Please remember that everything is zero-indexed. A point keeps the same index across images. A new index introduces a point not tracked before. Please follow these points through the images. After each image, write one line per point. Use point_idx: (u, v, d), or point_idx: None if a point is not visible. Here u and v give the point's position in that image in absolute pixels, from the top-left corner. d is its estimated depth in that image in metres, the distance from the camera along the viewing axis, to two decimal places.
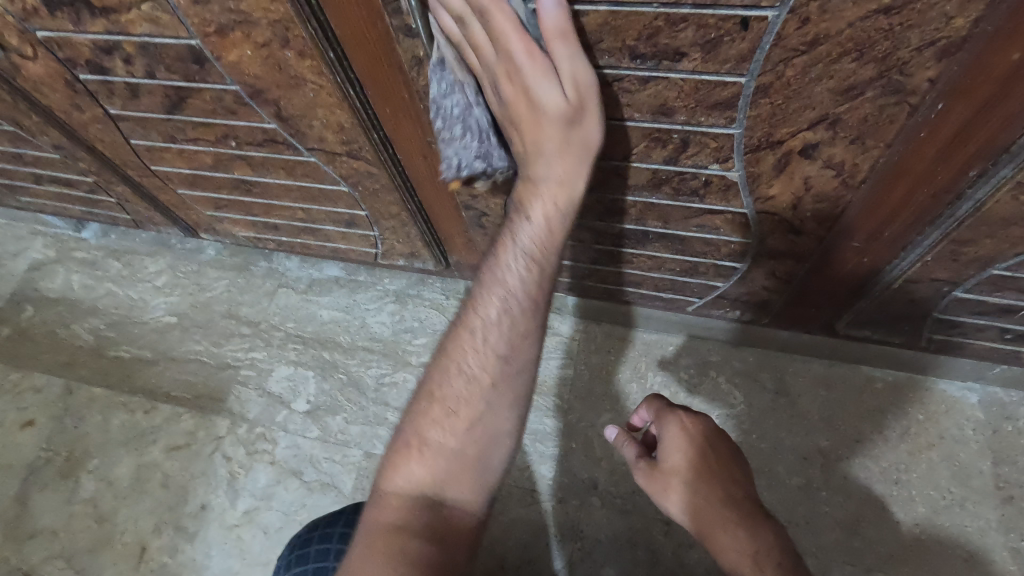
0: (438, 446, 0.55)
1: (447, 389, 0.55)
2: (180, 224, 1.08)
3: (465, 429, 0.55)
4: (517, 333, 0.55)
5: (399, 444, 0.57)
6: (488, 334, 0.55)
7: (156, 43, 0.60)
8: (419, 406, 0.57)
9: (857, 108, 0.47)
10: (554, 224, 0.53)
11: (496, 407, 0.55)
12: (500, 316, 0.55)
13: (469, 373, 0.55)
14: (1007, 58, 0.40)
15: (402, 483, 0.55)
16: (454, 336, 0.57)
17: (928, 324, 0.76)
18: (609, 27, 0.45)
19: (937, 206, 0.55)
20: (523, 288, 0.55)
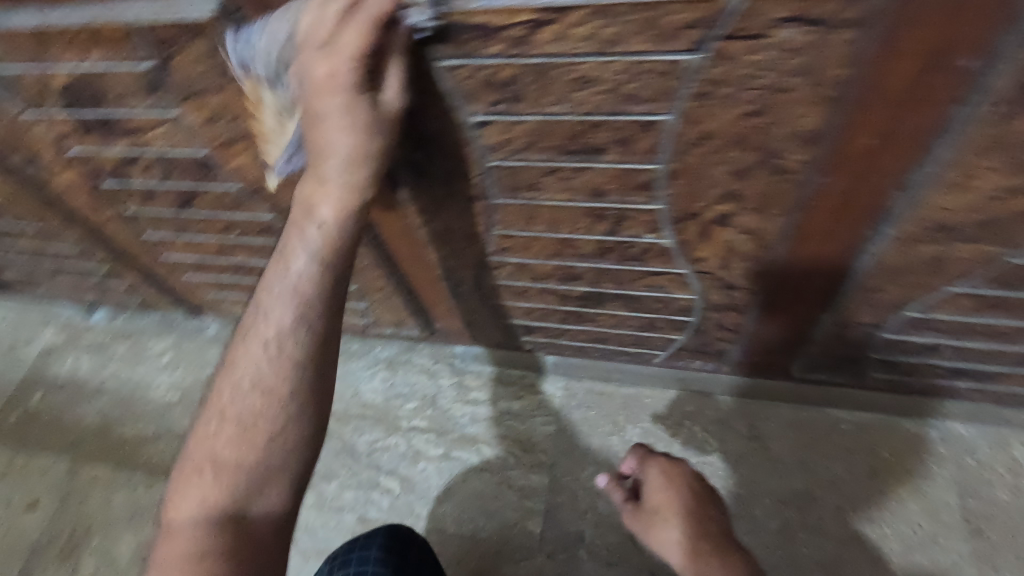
0: (229, 462, 0.52)
1: (230, 399, 0.54)
2: (185, 305, 1.16)
3: (255, 442, 0.52)
4: (311, 335, 0.53)
5: (187, 471, 0.54)
6: (275, 339, 0.53)
7: (171, 155, 0.71)
8: (203, 427, 0.54)
9: (752, 186, 0.56)
10: (344, 198, 0.51)
11: (295, 413, 0.53)
12: (283, 320, 0.53)
13: (253, 382, 0.53)
14: (861, 142, 0.50)
15: (191, 505, 0.52)
16: (240, 348, 0.55)
17: (870, 365, 0.83)
18: (542, 131, 0.55)
19: (846, 260, 0.64)
20: (307, 286, 0.53)
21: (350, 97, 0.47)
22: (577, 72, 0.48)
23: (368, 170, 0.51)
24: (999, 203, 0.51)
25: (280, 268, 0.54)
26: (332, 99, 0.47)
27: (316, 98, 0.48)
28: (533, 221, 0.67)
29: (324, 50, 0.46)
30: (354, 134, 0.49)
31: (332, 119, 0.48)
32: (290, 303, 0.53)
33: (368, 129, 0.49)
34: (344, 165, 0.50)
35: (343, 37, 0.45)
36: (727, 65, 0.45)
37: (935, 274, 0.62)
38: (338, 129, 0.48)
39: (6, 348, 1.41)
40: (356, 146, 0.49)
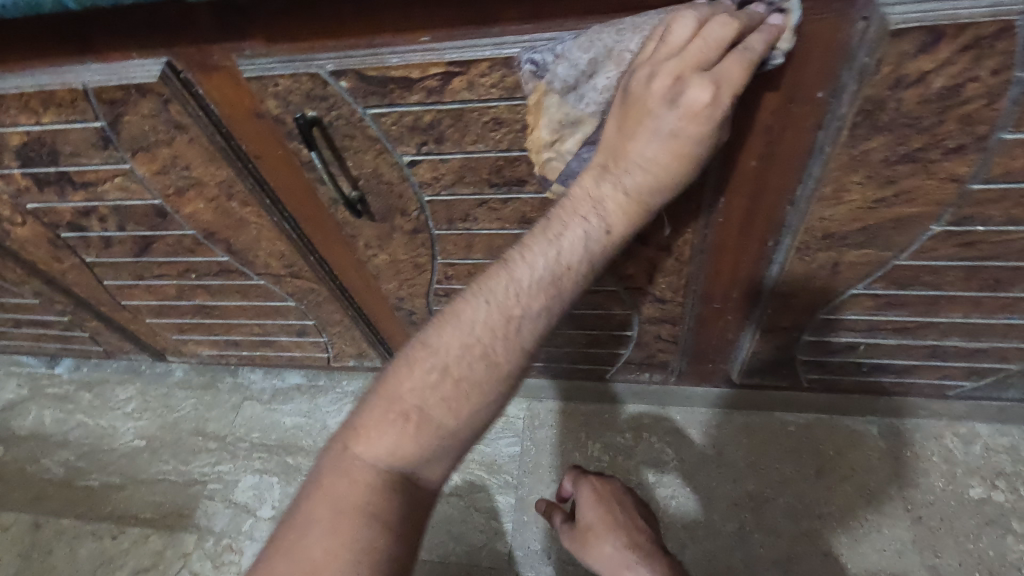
0: (431, 420, 0.48)
1: (437, 351, 0.49)
2: (149, 350, 1.18)
3: (467, 406, 0.48)
4: (536, 321, 0.48)
5: (374, 404, 0.50)
6: (510, 307, 0.48)
7: (126, 205, 0.74)
8: (419, 365, 0.49)
9: (660, 208, 0.62)
10: (622, 211, 0.47)
11: (495, 396, 0.49)
12: (530, 285, 0.48)
13: (475, 343, 0.48)
14: (748, 164, 0.57)
15: (378, 446, 0.49)
16: (462, 302, 0.50)
17: (800, 367, 0.88)
18: (467, 167, 0.60)
19: (758, 269, 0.70)
20: (569, 256, 0.47)
21: (699, 114, 0.43)
22: (489, 115, 0.54)
23: (662, 186, 0.47)
24: (872, 212, 0.58)
25: (556, 223, 0.48)
26: (659, 109, 0.43)
27: (656, 113, 0.43)
28: (471, 249, 0.72)
29: (675, 61, 0.42)
30: (672, 149, 0.44)
31: (655, 137, 0.44)
32: (548, 261, 0.48)
33: (688, 144, 0.44)
34: (642, 179, 0.46)
35: (722, 62, 0.42)
36: None
37: (834, 277, 0.68)
38: (654, 140, 0.44)
39: None
40: (669, 156, 0.45)
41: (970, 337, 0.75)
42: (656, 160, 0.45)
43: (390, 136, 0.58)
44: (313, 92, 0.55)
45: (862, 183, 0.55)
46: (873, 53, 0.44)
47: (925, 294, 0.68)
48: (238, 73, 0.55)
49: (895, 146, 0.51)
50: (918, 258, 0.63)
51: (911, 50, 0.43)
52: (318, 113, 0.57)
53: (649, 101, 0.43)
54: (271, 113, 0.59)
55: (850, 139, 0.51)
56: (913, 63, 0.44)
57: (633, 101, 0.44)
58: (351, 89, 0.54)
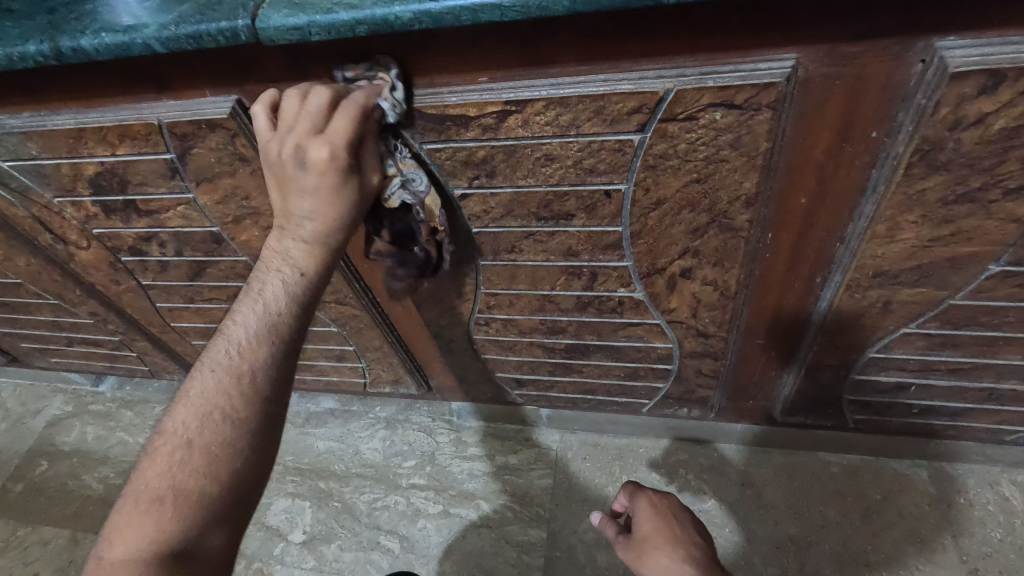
0: (182, 491, 0.46)
1: (178, 427, 0.48)
2: (191, 371, 1.21)
3: (213, 466, 0.47)
4: (270, 366, 0.50)
5: (127, 503, 0.47)
6: (229, 362, 0.49)
7: (186, 232, 0.78)
8: (160, 448, 0.48)
9: (707, 242, 0.62)
10: (313, 252, 0.53)
11: (256, 441, 0.49)
12: (249, 338, 0.50)
13: (209, 399, 0.48)
14: (799, 200, 0.57)
15: (131, 541, 0.45)
16: (188, 382, 0.50)
17: (846, 406, 0.86)
18: (516, 202, 0.62)
19: (805, 304, 0.70)
20: (279, 300, 0.51)
21: (326, 166, 0.50)
22: (542, 151, 0.55)
23: (336, 229, 0.53)
24: (927, 250, 0.57)
25: (258, 281, 0.52)
26: (304, 178, 0.50)
27: (298, 171, 0.50)
28: (515, 280, 0.73)
29: (297, 130, 0.49)
30: (322, 194, 0.51)
31: (303, 185, 0.50)
32: (256, 312, 0.51)
33: (331, 187, 0.51)
34: (309, 224, 0.52)
35: (330, 118, 0.50)
36: (668, 141, 0.52)
37: (885, 315, 0.67)
38: (309, 194, 0.51)
39: (14, 421, 1.45)
40: (322, 202, 0.51)
41: None
42: (314, 213, 0.51)
43: (443, 170, 0.60)
44: None
45: (918, 222, 0.54)
46: (932, 94, 0.44)
47: (981, 334, 0.66)
48: None
49: (953, 185, 0.50)
50: (975, 299, 0.61)
51: (970, 91, 0.43)
52: None
53: (291, 163, 0.50)
54: None
55: (906, 178, 0.51)
56: (974, 104, 0.44)
57: (277, 165, 0.51)
58: (410, 125, 0.56)
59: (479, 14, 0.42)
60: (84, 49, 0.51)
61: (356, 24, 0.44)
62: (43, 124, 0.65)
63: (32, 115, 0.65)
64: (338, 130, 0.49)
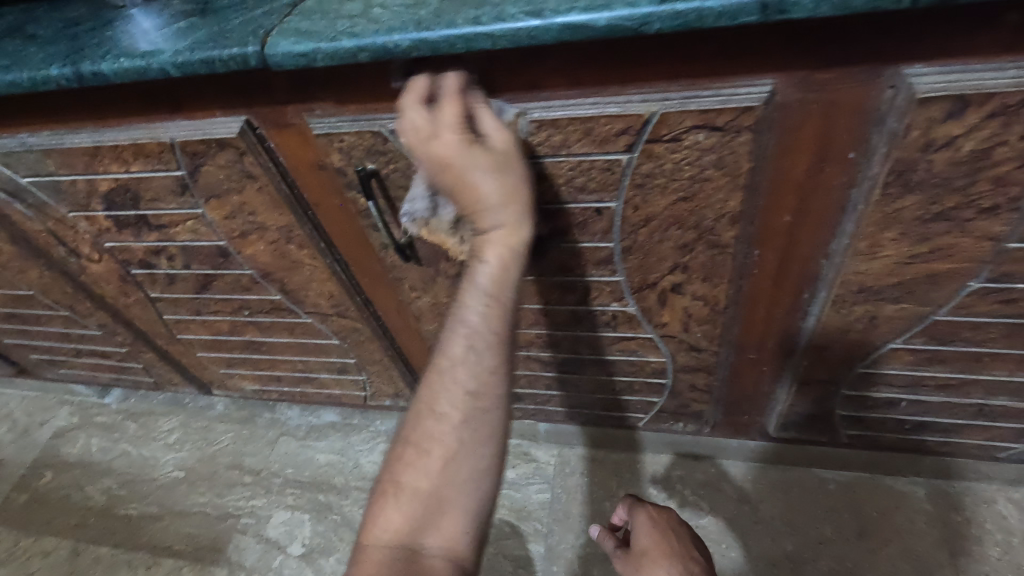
0: (425, 487, 0.51)
1: (416, 434, 0.53)
2: (195, 383, 1.23)
3: (442, 468, 0.52)
4: (482, 367, 0.53)
5: (388, 494, 0.53)
6: (451, 377, 0.53)
7: (193, 246, 0.81)
8: (407, 447, 0.53)
9: (695, 258, 0.64)
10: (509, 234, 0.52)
11: (474, 444, 0.52)
12: (480, 342, 0.53)
13: (440, 413, 0.53)
14: (782, 218, 0.59)
15: (397, 524, 0.51)
16: (433, 391, 0.54)
17: (839, 422, 0.87)
18: None
19: (794, 319, 0.71)
20: (496, 307, 0.53)
21: (502, 152, 0.51)
22: (535, 170, 0.58)
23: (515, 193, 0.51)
24: (908, 267, 0.59)
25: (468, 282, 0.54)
26: (473, 172, 0.50)
27: (452, 168, 0.50)
28: None
29: (425, 138, 0.50)
30: (500, 176, 0.50)
31: (473, 175, 0.50)
32: (474, 320, 0.53)
33: (508, 170, 0.51)
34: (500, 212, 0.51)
35: (449, 116, 0.49)
36: (654, 161, 0.54)
37: (871, 330, 0.68)
38: (492, 180, 0.50)
39: (20, 432, 1.47)
40: (497, 174, 0.50)
41: (1017, 396, 0.73)
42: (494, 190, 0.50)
43: None
44: (375, 147, 0.60)
45: (897, 240, 0.56)
46: (902, 118, 0.47)
47: (966, 350, 0.67)
48: (307, 130, 0.61)
49: (928, 205, 0.52)
50: (958, 314, 0.63)
51: (939, 115, 0.46)
52: (378, 166, 0.62)
53: (446, 167, 0.50)
54: (334, 165, 0.64)
55: (883, 198, 0.53)
56: (943, 127, 0.46)
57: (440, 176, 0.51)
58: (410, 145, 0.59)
59: (473, 43, 0.45)
60: (103, 73, 0.54)
61: (358, 51, 0.47)
62: (62, 142, 0.69)
63: (50, 134, 0.69)
64: (449, 112, 0.49)
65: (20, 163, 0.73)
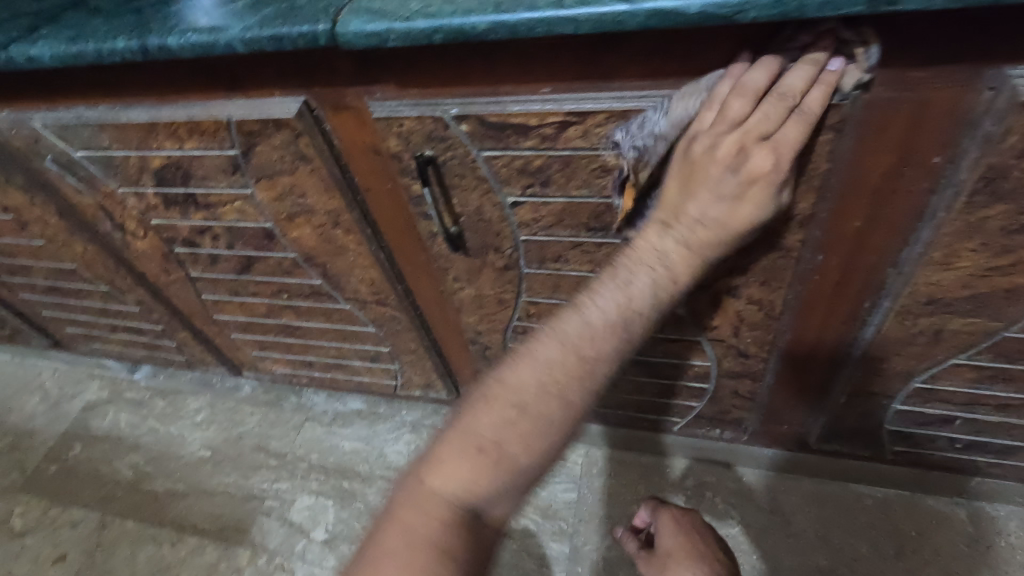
0: (508, 455, 0.46)
1: (515, 387, 0.46)
2: (226, 364, 1.23)
3: (531, 447, 0.46)
4: (604, 361, 0.48)
5: (458, 440, 0.47)
6: (584, 357, 0.47)
7: (239, 226, 0.81)
8: (494, 399, 0.47)
9: (756, 260, 0.62)
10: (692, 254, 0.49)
11: (566, 432, 0.47)
12: (613, 330, 0.47)
13: (545, 385, 0.47)
14: (852, 223, 0.56)
15: (457, 482, 0.45)
16: (549, 354, 0.47)
17: (886, 437, 0.84)
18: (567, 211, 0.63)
19: (851, 329, 0.69)
20: (639, 298, 0.48)
21: (760, 176, 0.46)
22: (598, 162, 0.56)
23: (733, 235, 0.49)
24: (984, 280, 0.56)
25: (625, 265, 0.49)
26: (720, 173, 0.46)
27: (707, 172, 0.47)
28: (558, 289, 0.74)
29: (730, 130, 0.45)
30: (734, 207, 0.47)
31: (713, 193, 0.47)
32: (615, 304, 0.48)
33: (743, 203, 0.47)
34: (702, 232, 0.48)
35: (765, 121, 0.44)
36: None
37: (934, 344, 0.66)
38: (710, 208, 0.47)
39: (51, 404, 1.49)
40: (732, 210, 0.47)
41: None
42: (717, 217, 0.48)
43: (498, 177, 0.61)
44: (434, 133, 0.59)
45: (976, 251, 0.54)
46: (1000, 121, 0.44)
47: None
48: (366, 112, 0.60)
49: (1016, 215, 0.50)
50: None
51: None
52: (435, 153, 0.61)
53: (700, 165, 0.47)
54: (390, 150, 0.63)
55: (967, 206, 0.51)
56: None
57: (688, 163, 0.48)
58: (471, 132, 0.58)
59: (554, 27, 0.43)
60: (170, 47, 0.54)
61: (433, 32, 0.46)
62: (118, 117, 0.69)
63: (108, 108, 0.69)
64: (738, 114, 0.45)
65: (75, 136, 0.73)
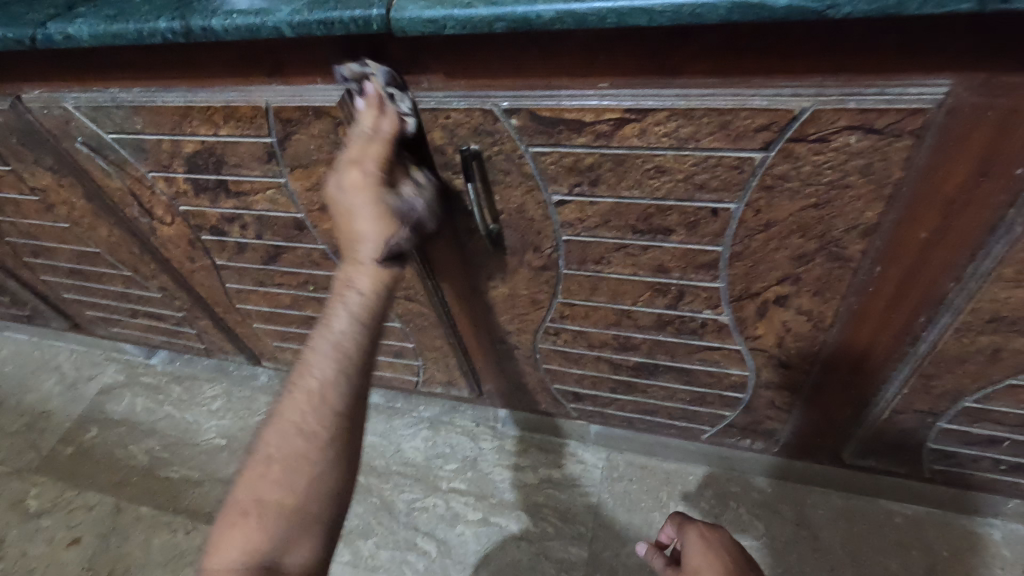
0: (275, 504, 0.50)
1: (267, 447, 0.53)
2: (246, 353, 1.22)
3: (298, 485, 0.51)
4: (343, 377, 0.54)
5: (229, 515, 0.51)
6: (323, 390, 0.53)
7: (270, 215, 0.79)
8: (253, 465, 0.53)
9: (811, 270, 0.59)
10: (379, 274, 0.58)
11: (328, 454, 0.52)
12: (333, 352, 0.55)
13: (297, 424, 0.53)
14: (918, 235, 0.53)
15: (233, 551, 0.49)
16: (284, 401, 0.54)
17: (926, 455, 0.82)
18: (615, 212, 0.60)
19: (902, 343, 0.66)
20: (344, 331, 0.56)
21: (369, 188, 0.57)
22: (654, 163, 0.54)
23: (392, 248, 0.59)
24: None
25: (332, 305, 0.58)
26: (351, 197, 0.57)
27: (350, 200, 0.57)
28: (597, 291, 0.72)
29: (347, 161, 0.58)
30: (376, 219, 0.57)
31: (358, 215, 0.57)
32: (324, 346, 0.55)
33: (380, 208, 0.57)
34: (377, 248, 0.58)
35: (357, 152, 0.57)
36: (792, 163, 0.50)
37: (992, 363, 0.63)
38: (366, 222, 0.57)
39: (68, 385, 1.49)
40: (376, 221, 0.57)
41: None
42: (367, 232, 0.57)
43: (545, 175, 0.59)
44: (482, 127, 0.57)
45: None
46: None
47: None
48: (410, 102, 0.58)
49: None
50: None
51: None
52: (481, 148, 0.58)
53: (339, 195, 0.58)
54: (432, 143, 0.61)
55: None
56: None
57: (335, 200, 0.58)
58: (521, 127, 0.55)
59: (626, 18, 0.41)
60: (214, 29, 0.52)
61: (494, 20, 0.44)
62: (153, 100, 0.67)
63: (143, 91, 0.67)
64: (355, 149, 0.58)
65: (108, 118, 0.72)
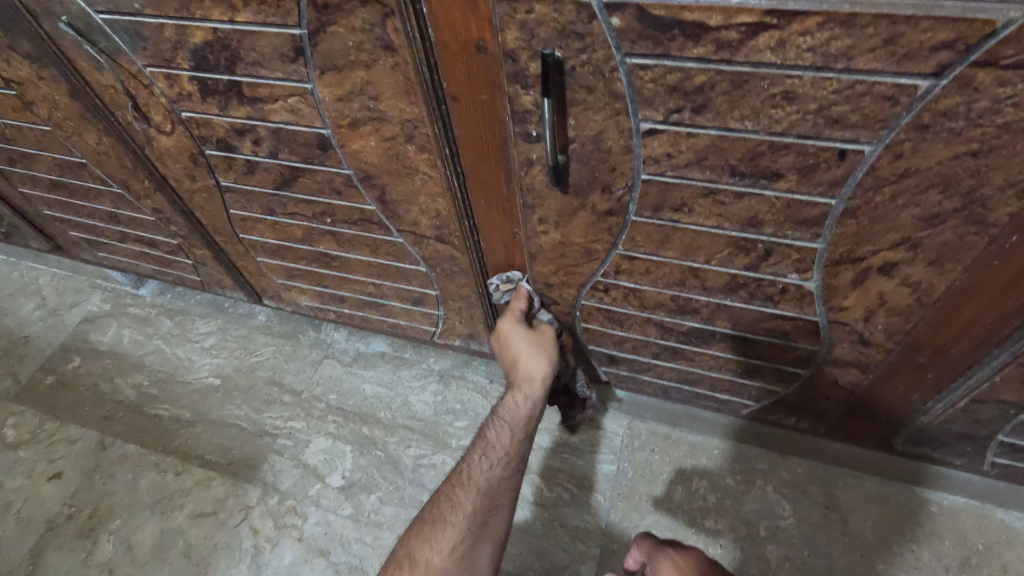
0: (429, 567, 0.65)
1: (432, 520, 0.69)
2: (245, 289, 1.12)
3: (450, 553, 0.66)
4: (501, 469, 0.73)
5: (394, 563, 0.66)
6: (483, 465, 0.73)
7: (289, 130, 0.67)
8: (418, 528, 0.68)
9: (937, 234, 0.51)
10: (532, 382, 0.79)
11: (475, 534, 0.68)
12: (500, 444, 0.75)
13: (457, 500, 0.70)
14: None
15: None
16: (454, 476, 0.73)
17: (992, 447, 0.76)
18: (714, 148, 0.50)
19: (1006, 328, 0.58)
20: (509, 429, 0.76)
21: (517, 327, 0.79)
22: (783, 87, 0.44)
23: (546, 362, 0.79)
24: None
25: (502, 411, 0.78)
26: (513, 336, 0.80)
27: (508, 333, 0.80)
28: (666, 245, 0.63)
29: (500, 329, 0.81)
30: (529, 343, 0.79)
31: (516, 342, 0.79)
32: (492, 437, 0.75)
33: (531, 337, 0.80)
34: (530, 367, 0.79)
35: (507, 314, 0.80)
36: (965, 95, 0.40)
37: None
38: (522, 345, 0.79)
39: (49, 311, 1.38)
40: (529, 344, 0.79)
41: None
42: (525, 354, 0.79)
43: (638, 96, 0.49)
44: (572, 27, 0.46)
45: None
46: None
47: None
48: None
49: None
50: None
51: None
52: (565, 55, 0.48)
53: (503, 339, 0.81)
54: (503, 47, 0.50)
55: None
56: None
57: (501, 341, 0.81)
58: (622, 30, 0.45)
59: None
60: None
61: None
62: None
63: None
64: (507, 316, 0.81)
65: None
